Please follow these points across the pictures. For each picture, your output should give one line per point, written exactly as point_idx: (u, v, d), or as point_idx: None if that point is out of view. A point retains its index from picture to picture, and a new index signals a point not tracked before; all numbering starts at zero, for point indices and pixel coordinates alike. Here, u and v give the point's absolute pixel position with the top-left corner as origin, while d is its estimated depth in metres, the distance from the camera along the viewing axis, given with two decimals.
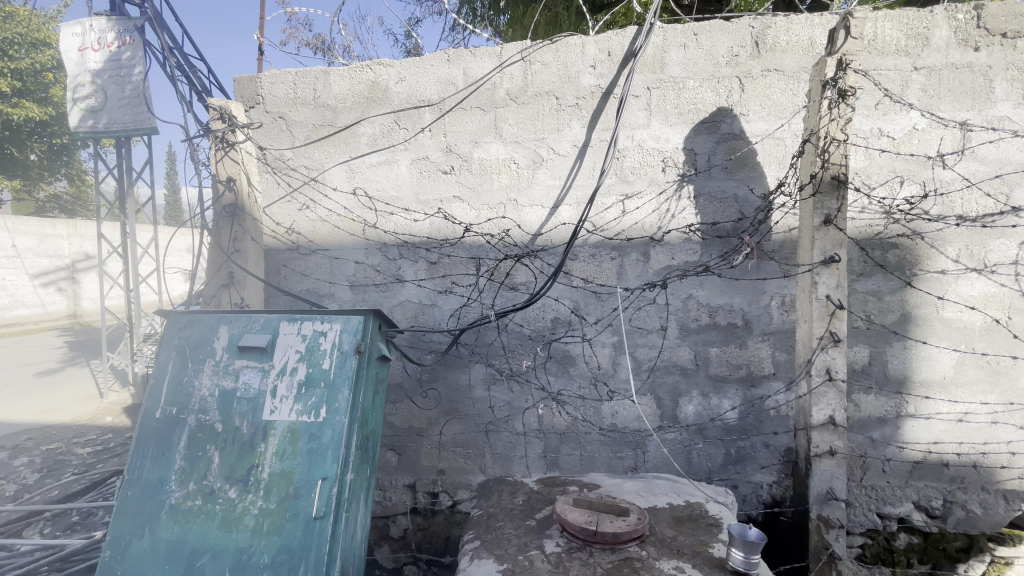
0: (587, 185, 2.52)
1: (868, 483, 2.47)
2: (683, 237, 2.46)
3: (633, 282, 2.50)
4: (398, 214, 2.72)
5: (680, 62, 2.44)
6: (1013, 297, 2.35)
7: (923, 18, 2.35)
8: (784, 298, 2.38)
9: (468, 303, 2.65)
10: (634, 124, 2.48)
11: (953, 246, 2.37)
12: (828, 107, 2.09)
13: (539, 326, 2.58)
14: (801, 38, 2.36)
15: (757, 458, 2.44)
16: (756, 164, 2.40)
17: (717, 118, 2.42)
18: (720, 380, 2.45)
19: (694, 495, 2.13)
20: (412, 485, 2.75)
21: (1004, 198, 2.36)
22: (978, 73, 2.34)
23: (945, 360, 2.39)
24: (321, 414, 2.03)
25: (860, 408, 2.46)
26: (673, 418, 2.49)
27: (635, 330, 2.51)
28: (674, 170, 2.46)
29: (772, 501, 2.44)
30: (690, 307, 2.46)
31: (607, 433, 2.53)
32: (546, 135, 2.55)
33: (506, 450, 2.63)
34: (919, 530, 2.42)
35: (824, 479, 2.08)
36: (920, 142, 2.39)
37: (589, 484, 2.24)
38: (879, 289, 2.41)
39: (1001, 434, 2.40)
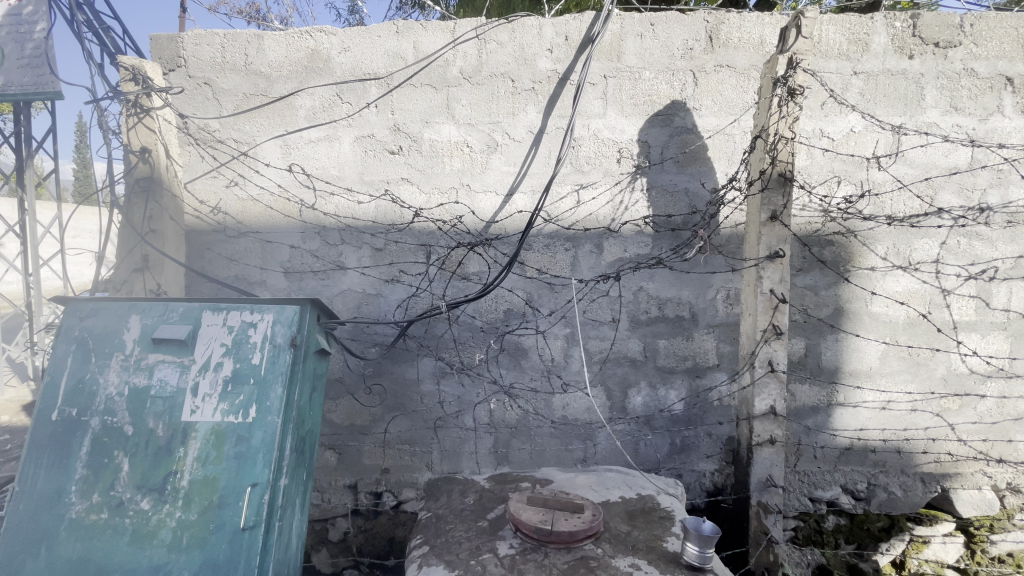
0: (542, 174, 2.42)
1: (801, 468, 2.55)
2: (636, 230, 2.42)
3: (586, 273, 2.44)
4: (340, 195, 2.51)
5: (637, 52, 2.38)
6: (932, 293, 2.48)
7: (865, 24, 2.42)
8: (729, 291, 2.40)
9: (417, 293, 2.48)
10: (590, 112, 2.40)
11: (882, 244, 2.47)
12: (777, 105, 2.08)
13: (492, 318, 2.47)
14: (752, 36, 2.36)
15: (701, 448, 2.44)
16: (707, 159, 2.38)
17: (671, 111, 2.38)
18: (667, 372, 2.43)
19: (645, 487, 2.08)
20: (353, 486, 2.57)
21: (930, 200, 2.47)
22: (911, 80, 2.43)
23: (872, 352, 2.50)
24: (250, 414, 1.82)
25: (796, 398, 2.52)
26: (622, 409, 2.45)
27: (588, 322, 2.44)
28: (630, 161, 2.41)
29: (714, 489, 2.46)
30: (641, 299, 2.42)
31: (558, 425, 2.46)
32: (500, 119, 2.42)
33: (454, 446, 2.50)
34: (846, 512, 2.52)
35: (764, 466, 2.12)
36: (858, 144, 2.46)
37: (541, 480, 2.16)
38: (816, 283, 2.49)
39: (920, 421, 2.53)
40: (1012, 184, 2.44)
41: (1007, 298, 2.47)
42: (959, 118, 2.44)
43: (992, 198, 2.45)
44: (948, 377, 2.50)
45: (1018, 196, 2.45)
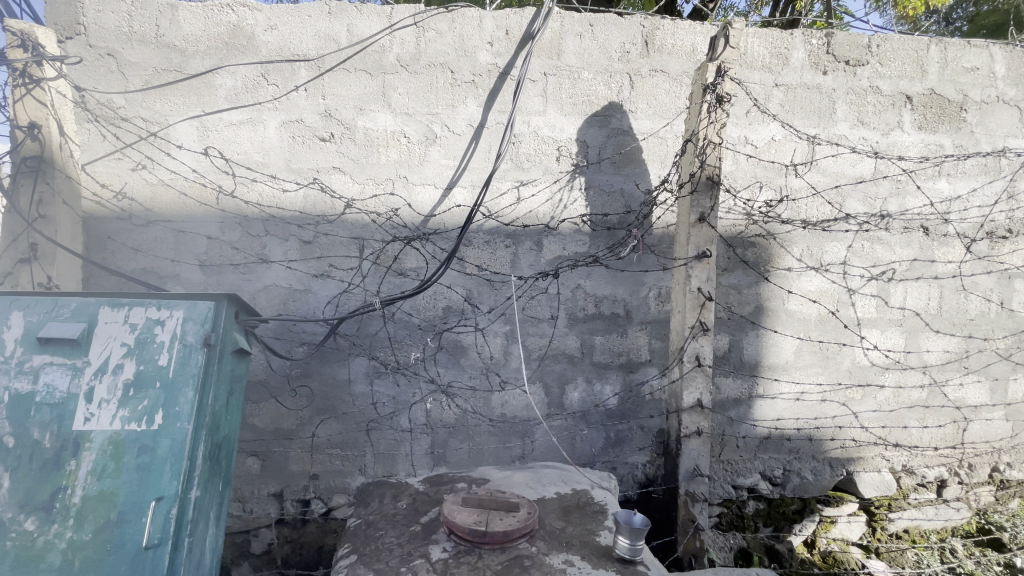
0: (482, 169, 2.37)
1: (725, 457, 2.68)
2: (574, 228, 2.43)
3: (525, 271, 2.42)
4: (264, 183, 2.33)
5: (577, 52, 2.39)
6: (841, 293, 2.68)
7: (785, 39, 2.57)
8: (661, 289, 2.47)
9: (349, 289, 2.36)
10: (530, 109, 2.38)
11: (797, 246, 2.64)
12: (706, 111, 2.16)
13: (429, 315, 2.39)
14: (684, 43, 2.43)
15: (635, 441, 2.50)
16: (641, 161, 2.44)
17: (608, 112, 2.41)
18: (602, 367, 2.47)
19: (580, 482, 2.08)
20: (278, 494, 2.41)
21: (839, 207, 2.66)
22: (825, 94, 2.61)
23: (788, 347, 2.67)
24: (155, 421, 1.65)
25: (720, 390, 2.65)
26: (560, 405, 2.46)
27: (527, 320, 2.42)
28: (568, 160, 2.41)
29: (646, 480, 2.52)
30: (578, 296, 2.44)
31: (496, 423, 2.42)
32: (439, 110, 2.35)
33: (388, 448, 2.40)
34: (765, 497, 2.68)
35: (691, 457, 2.19)
36: (778, 151, 2.61)
37: (478, 480, 2.12)
38: (740, 283, 2.62)
39: (829, 410, 2.73)
40: (909, 193, 2.68)
41: (903, 297, 2.71)
42: (865, 132, 2.65)
43: (892, 206, 2.68)
44: (853, 369, 2.72)
45: (913, 205, 2.69)
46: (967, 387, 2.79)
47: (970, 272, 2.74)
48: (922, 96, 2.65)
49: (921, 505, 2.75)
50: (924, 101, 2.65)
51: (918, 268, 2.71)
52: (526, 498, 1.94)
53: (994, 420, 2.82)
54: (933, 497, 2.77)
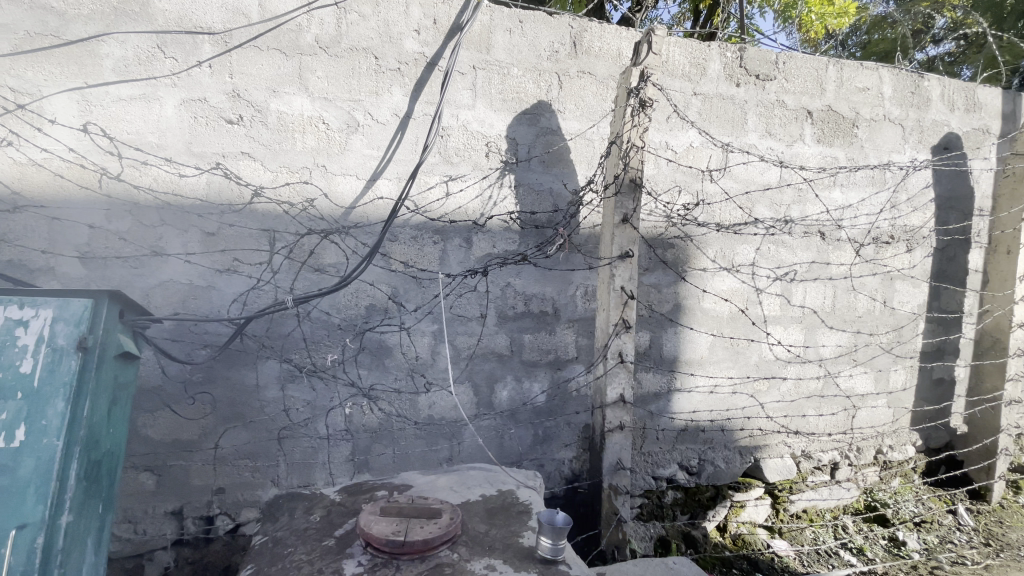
0: (409, 161, 2.26)
1: (647, 449, 2.77)
2: (504, 225, 2.39)
3: (454, 268, 2.33)
4: (158, 166, 2.08)
5: (505, 47, 2.33)
6: (749, 292, 2.86)
7: (703, 51, 2.69)
8: (587, 288, 2.50)
9: (258, 286, 2.17)
10: (459, 102, 2.29)
11: (711, 248, 2.79)
12: (630, 114, 2.19)
13: (350, 313, 2.24)
14: (611, 47, 2.47)
15: (561, 437, 2.52)
16: (569, 162, 2.44)
17: (537, 110, 2.39)
18: (531, 365, 2.46)
19: (506, 483, 2.05)
20: (177, 511, 2.17)
21: (749, 211, 2.83)
22: (738, 106, 2.76)
23: (703, 342, 2.80)
24: (15, 438, 1.41)
25: (642, 385, 2.73)
26: (488, 405, 2.41)
27: (455, 319, 2.34)
28: (498, 157, 2.36)
29: (572, 476, 2.54)
30: (508, 295, 2.40)
31: (422, 426, 2.33)
32: (362, 97, 2.20)
33: (305, 456, 2.24)
34: (682, 486, 2.79)
35: (615, 451, 2.24)
36: (695, 157, 2.73)
37: (399, 486, 2.03)
38: (660, 282, 2.72)
39: (739, 402, 2.91)
40: (809, 201, 2.91)
41: (803, 296, 2.94)
42: (773, 142, 2.84)
43: (795, 212, 2.90)
44: (760, 363, 2.91)
45: (813, 212, 2.92)
46: (855, 378, 3.09)
47: (859, 273, 3.03)
48: (821, 112, 2.89)
49: (818, 486, 3.00)
50: (822, 116, 2.89)
51: (815, 269, 2.95)
52: (449, 503, 1.87)
53: (877, 407, 3.14)
54: (828, 479, 3.04)
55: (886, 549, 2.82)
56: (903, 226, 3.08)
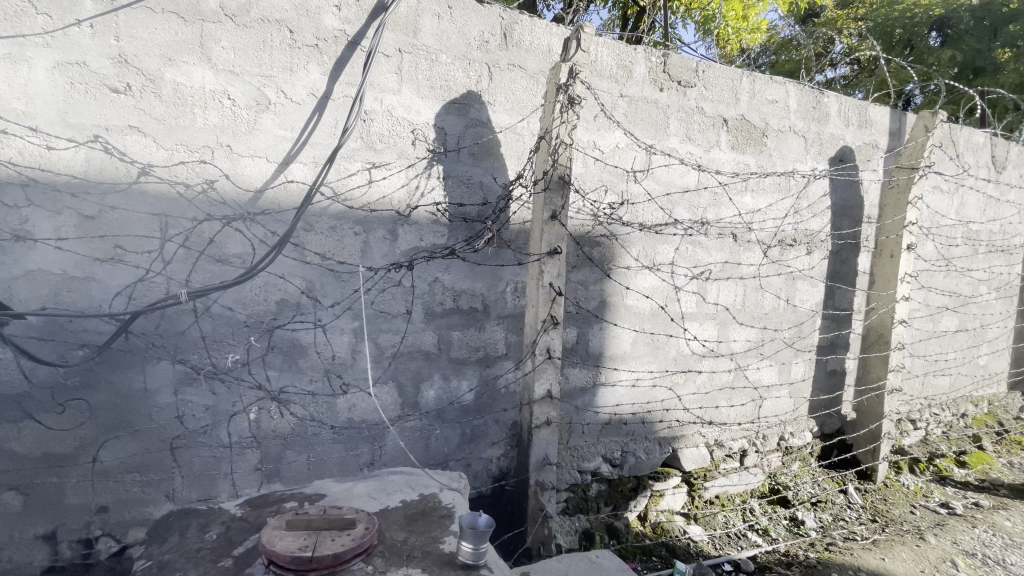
0: (327, 145, 2.10)
1: (573, 444, 2.79)
2: (431, 217, 2.26)
3: (376, 261, 2.19)
4: (23, 137, 1.77)
5: (433, 32, 2.22)
6: (669, 290, 2.97)
7: (630, 54, 2.74)
8: (517, 284, 2.45)
9: (147, 277, 1.93)
10: (383, 86, 2.14)
11: (635, 247, 2.86)
12: (560, 110, 2.16)
13: (257, 309, 2.03)
14: (542, 42, 2.44)
15: (489, 435, 2.46)
16: (499, 155, 2.38)
17: (467, 100, 2.30)
18: (459, 363, 2.37)
19: (428, 486, 1.97)
20: (49, 535, 1.89)
21: (669, 213, 2.93)
22: (661, 109, 2.85)
23: (626, 338, 2.87)
24: None
25: (569, 381, 2.75)
26: (413, 405, 2.30)
27: (378, 315, 2.20)
28: (425, 146, 2.23)
29: (499, 474, 2.50)
30: (435, 290, 2.30)
31: (340, 430, 2.18)
32: (273, 73, 2.01)
33: (206, 466, 2.03)
34: (606, 478, 2.85)
35: (541, 448, 2.22)
36: (621, 158, 2.78)
37: (311, 496, 1.89)
38: (587, 279, 2.74)
39: (660, 395, 3.01)
40: (724, 204, 3.07)
41: (717, 294, 3.11)
42: (692, 147, 2.96)
43: (711, 215, 3.04)
44: (678, 357, 3.04)
45: (726, 215, 3.09)
46: (762, 370, 3.31)
47: (766, 273, 3.25)
48: (735, 121, 3.05)
49: (729, 473, 3.18)
50: (736, 125, 3.06)
51: (728, 269, 3.12)
52: (366, 512, 1.76)
53: (780, 397, 3.39)
54: (737, 465, 3.23)
55: (788, 529, 3.06)
56: (804, 230, 3.34)
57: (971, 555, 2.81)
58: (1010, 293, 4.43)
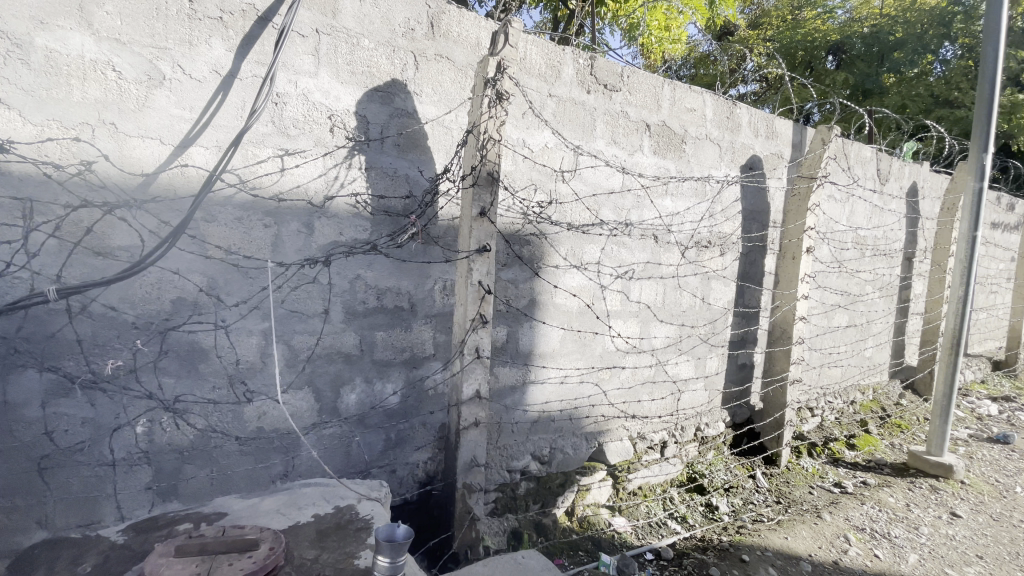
0: (232, 127, 1.92)
1: (502, 443, 2.77)
2: (351, 210, 2.13)
3: (289, 256, 2.02)
4: None
5: (354, 14, 2.09)
6: (596, 289, 3.03)
7: (558, 54, 2.75)
8: (446, 282, 2.39)
9: (9, 272, 1.67)
10: (298, 67, 1.99)
11: (563, 246, 2.88)
12: (488, 104, 2.11)
13: (147, 309, 1.82)
14: (469, 35, 2.38)
15: (415, 439, 2.37)
16: (426, 148, 2.30)
17: (391, 89, 2.19)
18: (383, 365, 2.26)
19: (344, 498, 1.86)
20: None
21: (595, 213, 2.98)
22: (588, 112, 2.89)
23: (555, 336, 2.89)
24: None
25: (498, 380, 2.72)
26: (333, 411, 2.16)
27: (291, 315, 2.04)
28: (345, 134, 2.10)
29: (426, 479, 2.42)
30: (357, 288, 2.17)
31: (248, 440, 2.01)
32: (169, 45, 1.80)
33: (85, 488, 1.79)
34: (535, 476, 2.85)
35: (469, 449, 2.17)
36: (549, 157, 2.78)
37: (210, 516, 1.71)
38: (517, 278, 2.73)
39: (586, 391, 3.06)
40: (646, 206, 3.18)
41: (640, 292, 3.21)
42: (617, 150, 3.03)
43: (634, 216, 3.14)
44: (604, 353, 3.11)
45: (649, 217, 3.20)
46: (680, 365, 3.47)
47: (684, 273, 3.40)
48: (657, 126, 3.17)
49: (651, 464, 3.29)
50: (658, 130, 3.17)
51: (650, 269, 3.24)
52: (272, 530, 1.62)
53: (696, 390, 3.58)
54: (659, 456, 3.35)
55: (704, 514, 3.23)
56: (718, 233, 3.53)
57: (860, 529, 3.12)
58: (891, 292, 4.97)
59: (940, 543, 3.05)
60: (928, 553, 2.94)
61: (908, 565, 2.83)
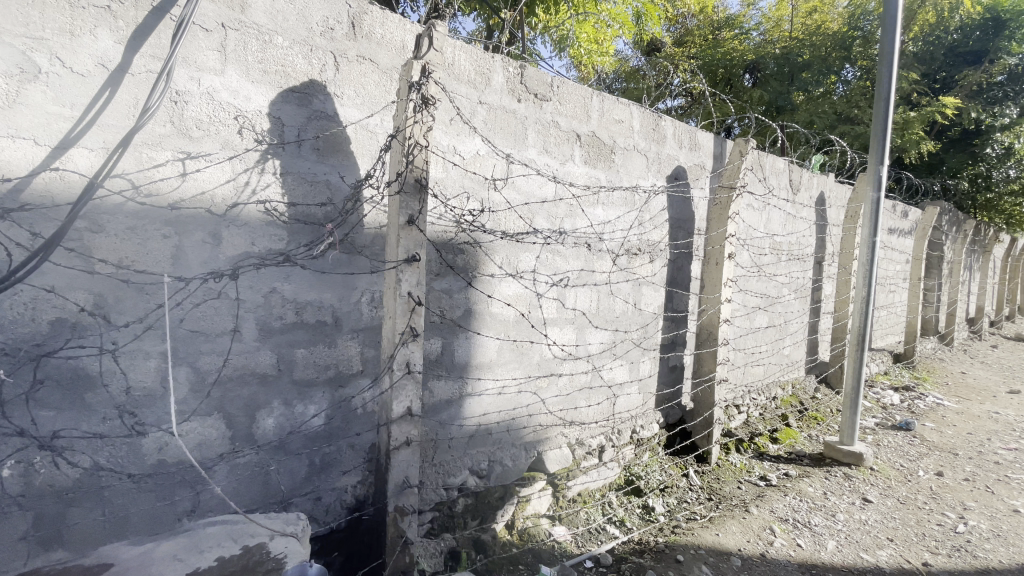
0: (123, 127, 1.73)
1: (438, 460, 2.67)
2: (264, 218, 1.98)
3: (192, 270, 1.85)
4: None
5: (266, 10, 1.96)
6: (531, 297, 3.02)
7: (487, 61, 2.73)
8: (373, 294, 2.28)
9: None
10: (200, 63, 1.83)
11: (498, 255, 2.84)
12: (413, 109, 2.03)
13: (18, 333, 1.59)
14: (393, 37, 2.31)
15: (342, 463, 2.24)
16: (349, 153, 2.19)
17: (308, 91, 2.07)
18: (305, 385, 2.11)
19: (255, 535, 1.69)
20: None
21: (529, 222, 2.97)
22: (519, 120, 2.89)
23: (491, 346, 2.84)
24: None
25: (433, 394, 2.63)
26: (248, 438, 1.99)
27: (197, 335, 1.86)
28: (256, 136, 1.96)
29: (355, 504, 2.28)
30: (272, 303, 2.01)
31: (145, 476, 1.80)
32: (46, 35, 1.60)
33: None
34: (473, 491, 2.77)
35: (400, 470, 2.07)
36: (480, 165, 2.74)
37: (93, 568, 1.51)
38: (451, 288, 2.66)
39: (523, 400, 3.03)
40: (578, 215, 3.21)
41: (574, 299, 3.24)
42: (549, 159, 3.05)
43: (567, 225, 3.16)
44: (540, 361, 3.09)
45: (581, 225, 3.23)
46: (615, 369, 3.52)
47: (616, 280, 3.47)
48: (587, 137, 3.22)
49: (590, 470, 3.30)
50: (588, 140, 3.23)
51: (584, 276, 3.27)
52: None
53: (631, 394, 3.65)
54: (597, 461, 3.38)
55: (640, 516, 3.28)
56: (647, 241, 3.64)
57: (784, 520, 3.28)
58: (805, 293, 5.34)
59: (855, 528, 3.27)
60: (844, 539, 3.14)
61: (826, 552, 3.00)
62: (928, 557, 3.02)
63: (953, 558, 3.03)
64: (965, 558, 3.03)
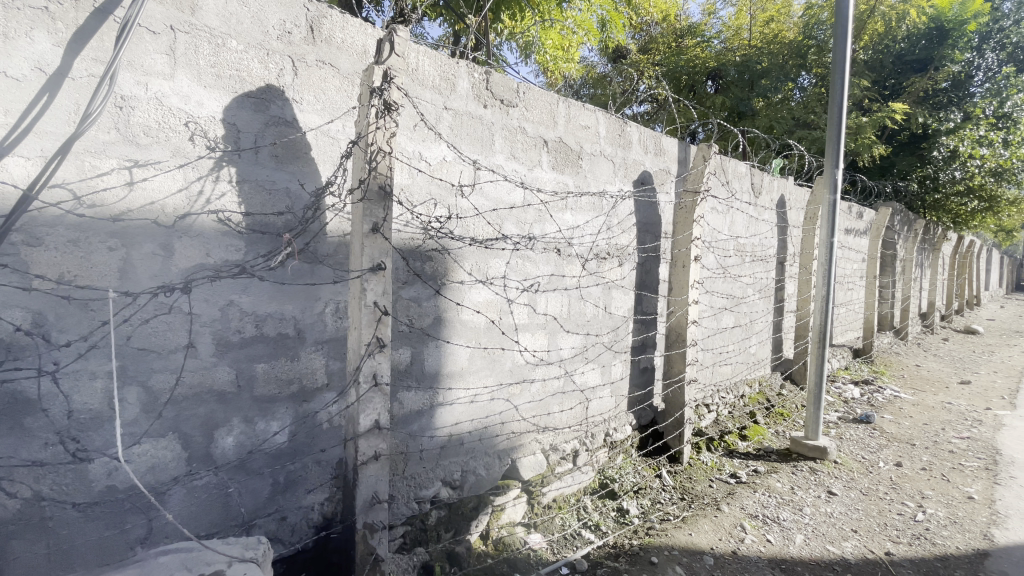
0: (62, 134, 1.63)
1: (409, 472, 2.61)
2: (218, 228, 1.90)
3: (141, 283, 1.76)
4: None
5: (218, 13, 1.90)
6: (502, 303, 3.00)
7: (452, 66, 2.71)
8: (338, 305, 2.22)
9: None
10: (148, 67, 1.76)
11: (467, 262, 2.82)
12: (376, 115, 1.99)
13: None
14: (354, 42, 2.26)
15: (308, 480, 2.16)
16: (309, 160, 2.13)
17: (265, 96, 2.01)
18: (267, 401, 2.04)
19: (212, 562, 1.61)
20: None
21: (498, 228, 2.96)
22: (486, 126, 2.87)
23: (461, 354, 2.81)
24: None
25: (402, 405, 2.58)
26: (205, 458, 1.90)
27: (148, 353, 1.77)
28: (209, 143, 1.88)
29: (323, 522, 2.21)
30: (229, 316, 1.93)
31: (93, 503, 1.70)
32: None
33: None
34: (446, 503, 2.72)
35: (369, 485, 2.01)
36: (447, 172, 2.72)
37: None
38: (419, 296, 2.61)
39: (496, 407, 2.99)
40: (547, 221, 3.22)
41: (545, 305, 3.23)
42: (516, 165, 3.04)
43: (537, 230, 3.16)
44: (513, 368, 3.07)
45: (550, 230, 3.24)
46: (587, 373, 3.54)
47: (586, 285, 3.49)
48: (554, 143, 3.23)
49: (564, 475, 3.30)
50: (555, 146, 3.24)
51: (554, 281, 3.28)
52: None
53: (603, 397, 3.67)
54: (571, 466, 3.37)
55: (615, 519, 3.28)
56: (615, 245, 3.68)
57: (754, 516, 3.35)
58: (768, 293, 5.49)
59: (821, 521, 3.36)
60: (812, 533, 3.22)
61: (795, 546, 3.07)
62: (890, 547, 3.12)
63: (913, 546, 3.14)
64: (925, 545, 3.15)
